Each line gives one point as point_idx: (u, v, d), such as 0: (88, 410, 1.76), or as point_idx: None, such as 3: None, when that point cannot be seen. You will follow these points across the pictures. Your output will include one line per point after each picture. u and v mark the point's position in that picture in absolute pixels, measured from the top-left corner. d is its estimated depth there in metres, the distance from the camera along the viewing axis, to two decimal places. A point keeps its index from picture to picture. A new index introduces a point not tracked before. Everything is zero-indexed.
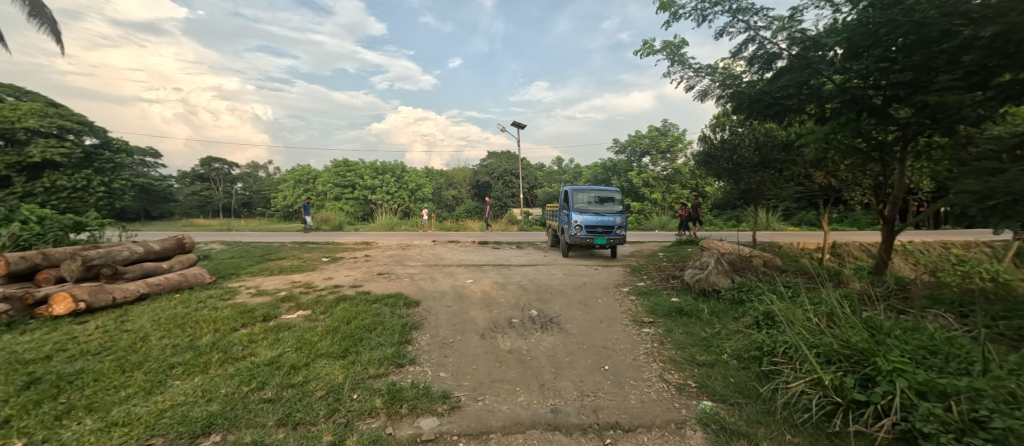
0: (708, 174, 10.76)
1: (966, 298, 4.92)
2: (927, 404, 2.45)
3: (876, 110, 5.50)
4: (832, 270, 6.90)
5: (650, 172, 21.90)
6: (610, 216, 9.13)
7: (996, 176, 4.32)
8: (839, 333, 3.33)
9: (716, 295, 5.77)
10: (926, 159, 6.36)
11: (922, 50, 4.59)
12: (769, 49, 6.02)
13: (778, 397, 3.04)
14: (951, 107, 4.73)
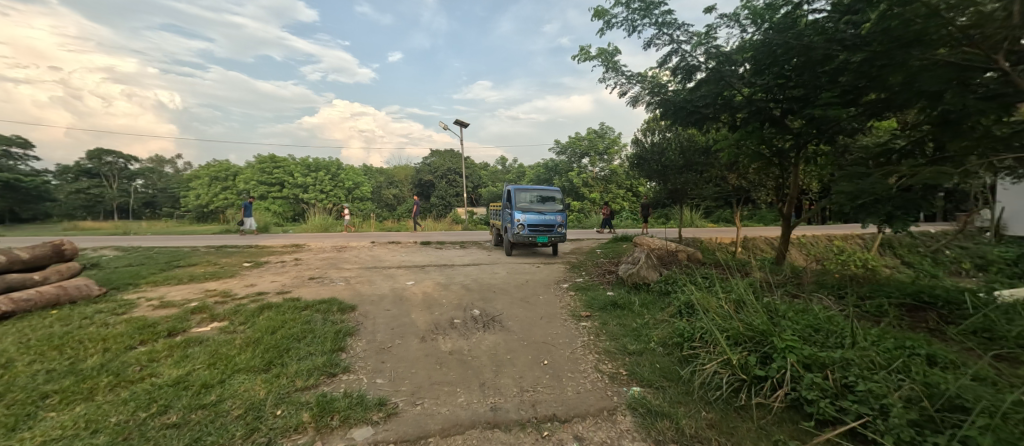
0: (640, 175, 11.49)
1: (844, 283, 5.79)
2: (811, 374, 2.86)
3: (776, 120, 6.24)
4: (743, 262, 7.72)
5: (589, 173, 22.82)
6: (551, 215, 9.42)
7: (863, 179, 5.12)
8: (745, 318, 3.77)
9: (647, 287, 6.21)
10: (815, 164, 7.35)
11: (810, 71, 5.31)
12: (689, 61, 6.59)
13: (695, 378, 3.37)
14: (831, 120, 5.53)
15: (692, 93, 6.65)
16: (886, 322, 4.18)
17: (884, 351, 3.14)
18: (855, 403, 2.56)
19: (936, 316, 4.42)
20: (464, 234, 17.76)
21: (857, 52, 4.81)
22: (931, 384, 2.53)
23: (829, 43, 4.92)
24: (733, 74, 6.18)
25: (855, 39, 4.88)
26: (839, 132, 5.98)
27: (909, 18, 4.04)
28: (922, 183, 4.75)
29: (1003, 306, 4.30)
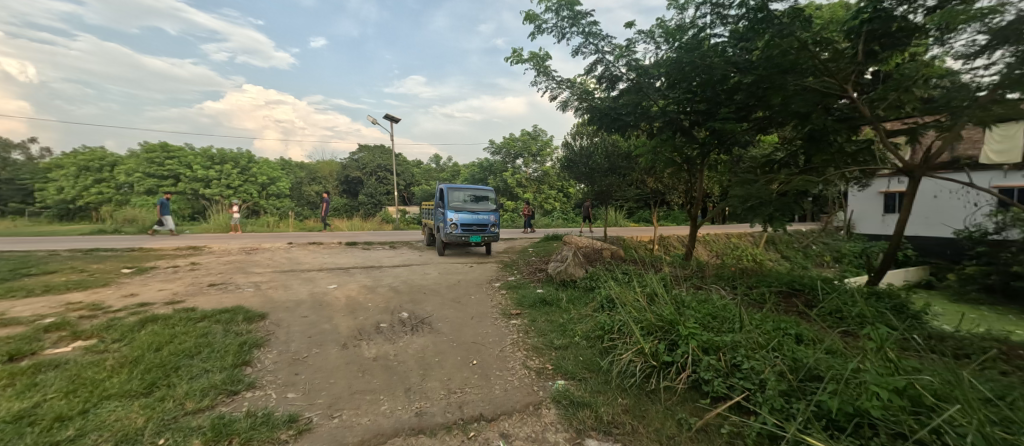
0: (569, 177, 11.99)
1: (737, 275, 6.60)
2: (708, 357, 3.22)
3: (685, 130, 6.84)
4: (658, 258, 8.42)
5: (523, 174, 23.26)
6: (485, 214, 9.45)
7: (752, 185, 5.88)
8: (657, 310, 4.12)
9: (574, 284, 6.51)
10: (716, 170, 8.24)
11: (711, 88, 5.96)
12: (612, 71, 7.00)
13: (613, 368, 3.61)
14: (728, 132, 6.26)
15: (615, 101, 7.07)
16: (768, 308, 4.84)
17: (765, 333, 3.62)
18: (740, 380, 2.93)
19: (806, 302, 5.21)
20: (394, 233, 17.12)
21: (748, 74, 5.50)
22: (798, 358, 2.97)
23: (726, 65, 5.56)
24: (650, 86, 6.69)
25: (747, 63, 5.57)
26: (735, 143, 6.78)
27: (786, 49, 4.73)
28: (796, 190, 5.57)
29: (853, 292, 5.20)
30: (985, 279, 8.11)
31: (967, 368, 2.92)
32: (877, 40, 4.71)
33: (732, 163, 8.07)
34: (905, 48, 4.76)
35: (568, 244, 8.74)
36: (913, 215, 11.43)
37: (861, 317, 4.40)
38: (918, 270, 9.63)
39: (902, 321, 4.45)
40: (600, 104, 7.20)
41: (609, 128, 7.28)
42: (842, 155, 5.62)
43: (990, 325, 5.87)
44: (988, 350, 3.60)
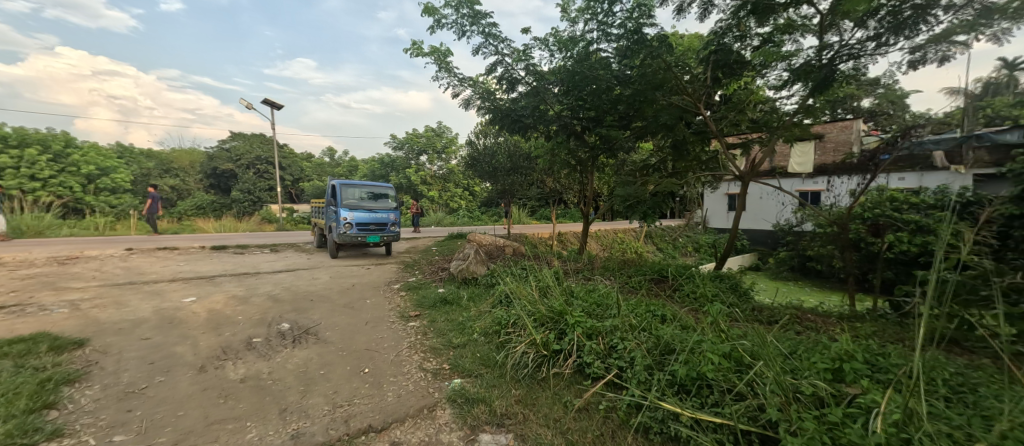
0: (473, 175, 11.95)
1: (620, 265, 7.31)
2: (589, 341, 3.42)
3: (578, 135, 7.32)
4: (553, 252, 8.91)
5: (427, 171, 22.48)
6: (384, 213, 8.87)
7: (631, 186, 6.56)
8: (548, 301, 4.27)
9: (475, 282, 6.45)
10: (605, 172, 8.99)
11: (598, 98, 6.49)
12: (512, 74, 7.12)
13: (507, 361, 3.64)
14: (613, 139, 6.91)
15: (514, 103, 7.26)
16: (644, 294, 5.46)
17: (639, 315, 4.01)
18: (615, 359, 3.19)
19: (672, 286, 5.98)
20: (277, 235, 15.16)
21: (627, 87, 6.11)
22: (665, 334, 3.28)
23: (611, 78, 6.11)
24: (545, 91, 7.00)
25: (626, 77, 6.21)
26: (618, 148, 7.47)
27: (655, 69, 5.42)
28: (664, 190, 6.37)
29: (705, 277, 6.14)
30: (794, 262, 10.30)
31: (780, 333, 3.69)
32: (721, 68, 5.63)
33: (616, 166, 8.91)
34: (740, 76, 5.80)
35: (470, 241, 8.73)
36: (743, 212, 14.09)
37: (711, 299, 5.25)
38: (751, 256, 11.83)
39: (738, 298, 5.42)
40: (501, 105, 7.32)
41: (509, 129, 7.54)
42: (698, 162, 6.62)
43: (795, 297, 7.48)
44: (793, 317, 4.57)
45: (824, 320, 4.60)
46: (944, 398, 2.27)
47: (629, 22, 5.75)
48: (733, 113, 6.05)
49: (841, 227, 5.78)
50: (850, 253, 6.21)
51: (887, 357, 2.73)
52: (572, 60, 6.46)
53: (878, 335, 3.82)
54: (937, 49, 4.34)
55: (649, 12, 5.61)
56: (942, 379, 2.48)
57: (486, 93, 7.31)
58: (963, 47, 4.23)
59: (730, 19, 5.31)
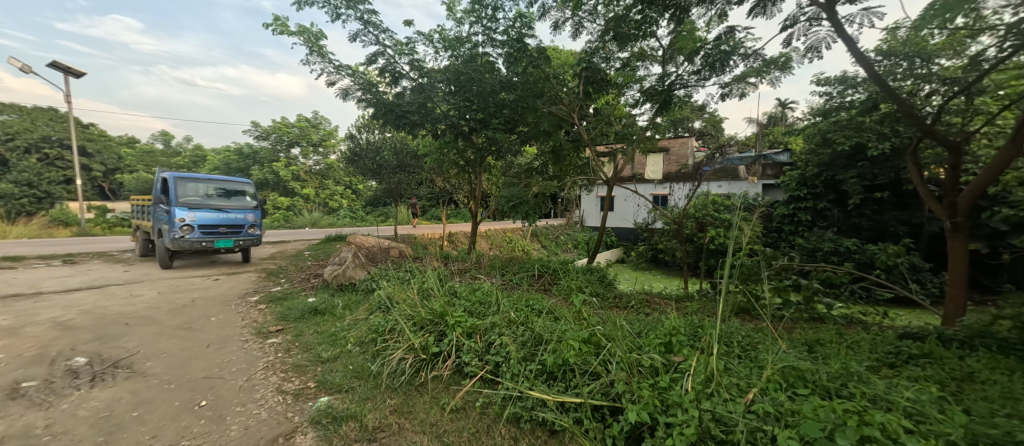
0: (354, 172, 10.96)
1: (505, 262, 7.49)
2: (468, 341, 3.28)
3: (466, 135, 6.88)
4: (439, 253, 8.65)
5: (299, 166, 17.94)
6: (239, 212, 7.49)
7: (514, 187, 6.74)
8: (430, 304, 4.00)
9: (353, 287, 5.84)
10: (493, 172, 9.10)
11: (484, 100, 6.32)
12: (395, 66, 6.47)
13: (382, 370, 3.34)
14: (499, 141, 6.96)
15: (400, 99, 6.65)
16: (529, 290, 5.66)
17: (518, 305, 3.97)
18: (493, 354, 3.13)
19: (551, 280, 6.27)
20: (83, 241, 11.78)
21: (510, 92, 6.26)
22: (539, 324, 3.36)
23: (496, 83, 6.15)
24: (432, 88, 6.54)
25: (510, 82, 6.34)
26: (505, 152, 7.67)
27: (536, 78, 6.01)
28: (543, 192, 6.70)
29: (579, 271, 6.64)
30: (649, 255, 11.98)
31: (637, 316, 4.23)
32: (591, 84, 6.33)
33: (503, 168, 9.09)
34: (606, 92, 6.52)
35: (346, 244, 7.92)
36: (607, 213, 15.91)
37: (585, 291, 5.71)
38: (618, 250, 13.22)
39: (603, 287, 6.02)
40: (384, 99, 6.65)
41: (394, 125, 6.87)
42: (573, 168, 7.16)
43: (650, 285, 8.61)
44: (647, 302, 5.29)
45: (667, 302, 5.44)
46: (742, 359, 2.87)
47: (512, 30, 5.88)
48: (600, 124, 6.74)
49: (674, 223, 7.12)
50: (681, 244, 7.59)
51: (724, 338, 3.23)
52: (458, 60, 6.24)
53: (702, 311, 4.71)
54: (739, 86, 5.53)
55: (530, 24, 5.88)
56: (739, 345, 3.15)
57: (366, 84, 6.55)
58: (755, 87, 5.49)
59: (596, 42, 5.90)
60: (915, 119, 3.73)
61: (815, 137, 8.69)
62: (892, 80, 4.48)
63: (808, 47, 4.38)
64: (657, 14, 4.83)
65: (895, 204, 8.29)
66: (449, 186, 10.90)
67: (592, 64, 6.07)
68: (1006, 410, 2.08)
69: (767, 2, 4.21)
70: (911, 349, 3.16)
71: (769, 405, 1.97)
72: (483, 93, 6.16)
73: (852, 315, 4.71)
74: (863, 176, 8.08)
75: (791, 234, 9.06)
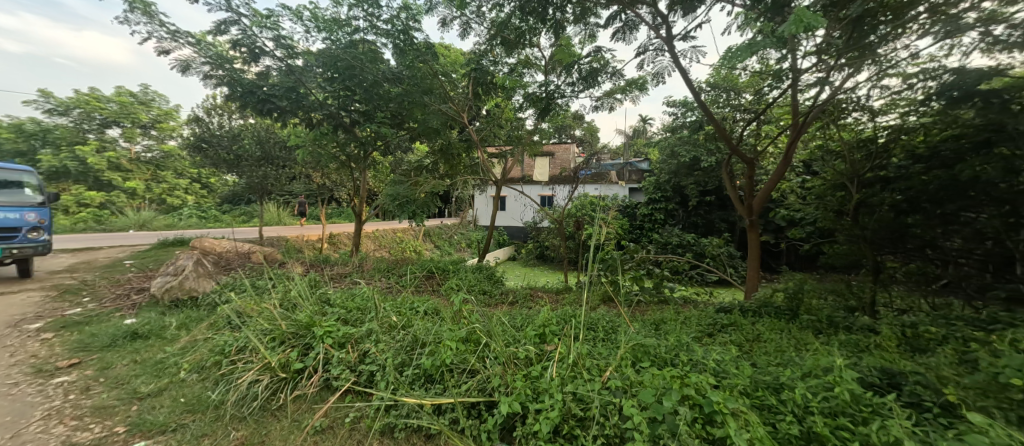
0: (200, 163, 9.04)
1: (391, 262, 6.99)
2: (337, 352, 2.92)
3: (347, 127, 6.23)
4: (315, 257, 7.71)
5: (118, 152, 13.26)
6: (12, 211, 5.60)
7: (401, 185, 6.29)
8: (294, 314, 3.45)
9: (194, 303, 4.79)
10: (378, 168, 8.47)
11: (366, 91, 5.82)
12: (254, 41, 5.54)
13: (227, 398, 2.76)
14: (387, 135, 6.45)
15: (262, 80, 5.73)
16: (419, 291, 5.40)
17: (402, 306, 3.74)
18: (367, 364, 2.85)
19: (440, 281, 6.07)
20: None
21: (394, 85, 5.94)
22: (416, 326, 3.16)
23: (378, 73, 5.68)
24: (306, 72, 5.86)
25: (395, 74, 5.94)
26: (393, 148, 7.21)
27: (422, 74, 5.75)
28: (432, 191, 6.36)
29: (469, 270, 6.56)
30: (539, 251, 12.12)
31: (521, 311, 4.40)
32: (479, 85, 6.29)
33: (391, 164, 8.55)
34: (493, 95, 6.68)
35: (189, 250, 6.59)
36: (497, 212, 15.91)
37: (474, 289, 5.65)
38: (510, 248, 13.43)
39: (491, 285, 6.05)
40: (241, 78, 5.63)
41: (255, 111, 5.90)
42: (464, 168, 7.06)
43: (540, 280, 8.80)
44: (531, 297, 5.51)
45: (549, 296, 5.78)
46: (608, 342, 3.17)
47: (397, 21, 5.65)
48: (490, 126, 6.83)
49: (555, 223, 7.31)
50: (563, 242, 8.05)
51: (599, 331, 3.51)
52: (335, 45, 5.66)
53: (576, 302, 5.10)
54: (609, 101, 6.20)
55: (416, 17, 5.69)
56: (604, 332, 3.48)
57: (216, 59, 5.48)
58: (621, 103, 6.21)
59: (484, 45, 5.97)
60: (727, 138, 4.68)
61: (667, 149, 10.26)
62: (716, 107, 5.52)
63: (656, 73, 5.14)
64: (538, 24, 5.04)
65: (719, 206, 10.26)
66: (328, 183, 9.79)
67: (481, 65, 5.94)
68: (778, 360, 2.73)
69: (627, 28, 4.79)
70: (726, 321, 3.92)
71: (619, 380, 2.25)
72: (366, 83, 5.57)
73: (690, 296, 5.65)
74: (699, 182, 9.80)
75: (649, 230, 10.47)
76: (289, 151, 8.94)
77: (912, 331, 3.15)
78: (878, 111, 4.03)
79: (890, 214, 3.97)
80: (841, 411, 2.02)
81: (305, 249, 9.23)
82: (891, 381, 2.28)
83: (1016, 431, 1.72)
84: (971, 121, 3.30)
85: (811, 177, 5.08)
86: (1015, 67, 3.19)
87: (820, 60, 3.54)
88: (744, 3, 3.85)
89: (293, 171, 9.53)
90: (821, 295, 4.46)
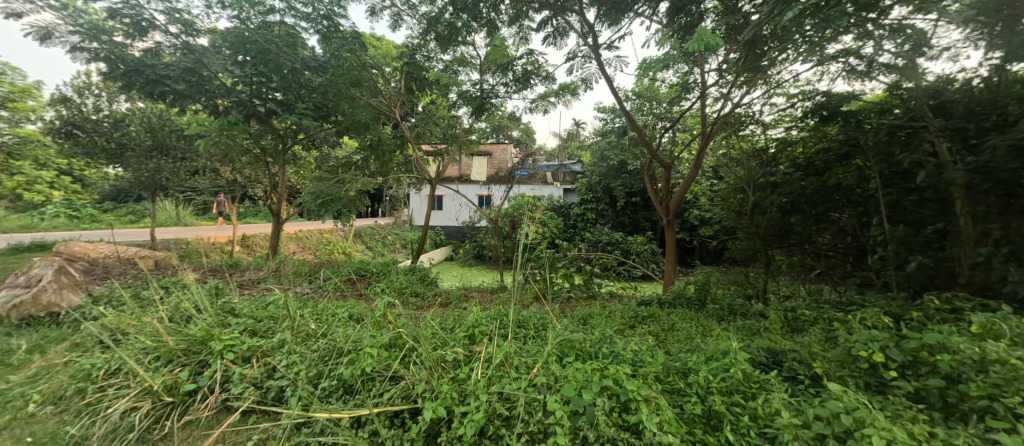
0: (70, 151, 7.61)
1: (311, 265, 6.44)
2: (239, 368, 2.60)
3: (261, 118, 5.66)
4: (222, 261, 6.89)
5: None
6: None
7: (324, 181, 5.82)
8: (187, 328, 3.02)
9: (54, 321, 4.00)
10: (298, 164, 7.78)
11: (282, 77, 5.22)
12: (141, 13, 4.81)
13: (92, 433, 2.30)
14: (309, 129, 5.91)
15: (152, 59, 4.98)
16: (344, 296, 5.04)
17: (321, 313, 3.48)
18: (277, 379, 2.59)
19: (369, 284, 5.74)
20: None
21: (317, 74, 5.40)
22: (335, 334, 2.93)
23: (297, 60, 5.15)
24: (209, 53, 5.20)
25: (319, 62, 5.42)
26: (318, 143, 6.70)
27: (349, 64, 5.34)
28: (359, 189, 5.92)
29: (401, 272, 6.29)
30: (476, 251, 11.88)
31: (453, 312, 4.29)
32: (413, 81, 6.08)
33: (316, 160, 7.93)
34: (427, 92, 6.50)
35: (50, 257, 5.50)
36: (432, 212, 15.45)
37: (406, 292, 5.41)
38: (447, 249, 13.12)
39: (424, 286, 5.82)
40: (124, 54, 4.84)
41: (142, 93, 5.11)
42: (395, 166, 6.75)
43: (477, 280, 8.67)
44: (465, 298, 5.43)
45: (482, 296, 5.73)
46: (537, 340, 3.21)
47: (319, 5, 5.16)
48: (424, 122, 6.63)
49: (491, 222, 7.17)
50: (496, 241, 7.83)
51: (529, 329, 3.54)
52: (245, 24, 5.06)
53: (510, 301, 5.10)
54: (543, 104, 6.34)
55: (341, 3, 5.26)
56: (534, 330, 3.52)
57: (88, 28, 4.64)
58: (554, 106, 6.38)
59: (417, 39, 5.72)
60: (647, 144, 5.01)
61: (598, 154, 10.88)
62: (639, 115, 5.89)
63: (585, 79, 5.36)
64: (471, 21, 4.97)
65: (642, 206, 10.99)
66: (240, 178, 8.81)
67: (414, 60, 5.78)
68: (688, 347, 2.98)
69: (558, 34, 4.93)
70: (645, 314, 4.19)
71: (544, 376, 2.30)
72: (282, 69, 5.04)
73: (617, 291, 5.94)
74: (626, 185, 10.44)
75: (582, 229, 10.86)
76: (189, 141, 7.87)
77: (793, 315, 3.62)
78: (769, 124, 4.59)
79: (778, 214, 4.55)
80: (736, 389, 2.26)
81: (210, 253, 8.20)
82: (775, 360, 2.60)
83: (862, 396, 2.06)
84: (836, 136, 3.90)
85: (718, 180, 5.61)
86: (867, 94, 3.82)
87: (723, 77, 3.93)
88: (661, 20, 4.17)
89: (197, 164, 8.43)
90: (724, 286, 4.95)
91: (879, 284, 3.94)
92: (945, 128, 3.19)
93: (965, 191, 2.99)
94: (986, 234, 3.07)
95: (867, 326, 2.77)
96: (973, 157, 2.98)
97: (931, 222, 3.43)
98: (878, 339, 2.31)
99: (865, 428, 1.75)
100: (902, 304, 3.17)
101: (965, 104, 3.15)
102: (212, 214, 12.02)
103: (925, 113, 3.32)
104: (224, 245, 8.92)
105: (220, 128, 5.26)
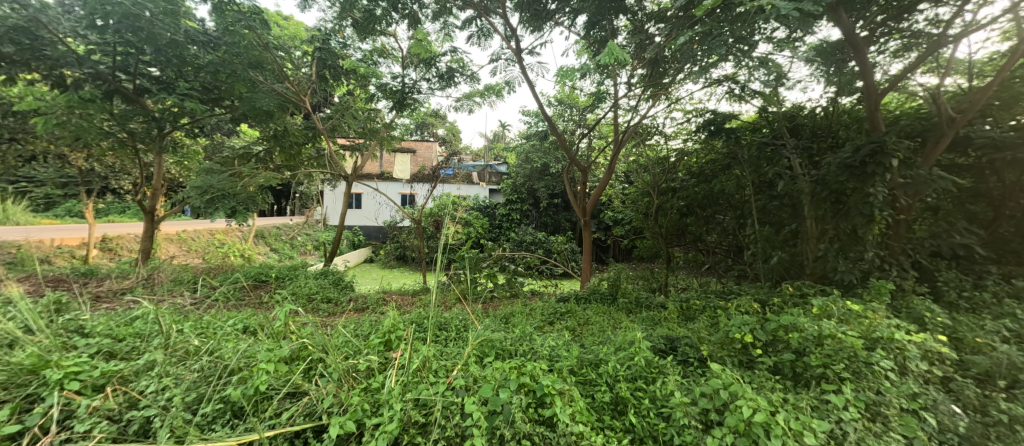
0: None
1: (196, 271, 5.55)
2: (85, 401, 2.13)
3: (128, 96, 4.77)
4: (71, 268, 5.64)
5: None
6: None
7: (214, 175, 5.07)
8: (11, 355, 2.40)
9: None
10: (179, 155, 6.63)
11: (157, 49, 4.39)
12: None
13: None
14: (193, 114, 5.10)
15: None
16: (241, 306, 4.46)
17: (206, 327, 3.06)
18: (141, 408, 2.19)
19: (272, 291, 5.18)
20: None
21: (206, 50, 4.64)
22: (221, 354, 2.55)
23: (178, 31, 4.39)
24: (53, 10, 4.21)
25: (208, 38, 4.66)
26: (207, 130, 5.83)
27: (247, 42, 4.66)
28: (259, 184, 5.26)
29: (311, 276, 5.77)
30: (397, 252, 11.37)
31: (369, 318, 4.05)
32: (327, 68, 5.60)
33: (205, 149, 6.93)
34: (343, 81, 6.06)
35: None
36: (349, 211, 14.52)
37: (316, 298, 4.97)
38: (365, 250, 12.37)
39: (339, 291, 5.39)
40: None
41: None
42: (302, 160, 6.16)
43: (397, 283, 8.28)
44: (384, 301, 5.16)
45: (403, 299, 5.52)
46: (459, 341, 3.20)
47: None
48: (339, 114, 6.06)
49: (414, 222, 6.76)
50: (421, 242, 7.30)
51: (450, 332, 3.49)
52: None
53: (434, 301, 4.98)
54: (468, 103, 6.30)
55: None
56: (455, 332, 3.48)
57: None
58: (478, 106, 6.35)
59: (331, 22, 5.19)
60: (566, 147, 5.23)
61: (523, 155, 11.21)
62: (559, 120, 6.14)
63: (509, 81, 5.42)
64: (393, 12, 4.71)
65: (563, 208, 11.51)
66: (100, 169, 7.34)
67: (327, 45, 5.25)
68: (600, 339, 3.19)
69: (481, 34, 4.94)
70: (563, 310, 4.40)
71: (464, 378, 2.29)
72: (156, 40, 4.26)
73: (537, 288, 6.07)
74: (549, 186, 10.92)
75: (507, 229, 11.03)
76: (24, 119, 6.34)
77: (686, 305, 4.07)
78: (670, 135, 5.09)
79: (675, 216, 5.08)
80: (638, 375, 2.50)
81: (52, 260, 6.78)
82: (671, 346, 2.92)
83: (737, 372, 2.40)
84: (720, 150, 4.53)
85: (628, 184, 6.03)
86: (743, 114, 4.45)
87: (633, 88, 4.28)
88: (579, 31, 4.40)
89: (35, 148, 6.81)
90: (633, 281, 5.38)
91: (752, 275, 4.63)
92: (797, 147, 3.86)
93: (810, 197, 3.64)
94: (824, 234, 3.78)
95: (742, 311, 3.24)
96: (815, 171, 3.63)
97: (787, 223, 4.13)
98: (749, 323, 2.72)
99: (738, 400, 2.04)
100: (768, 292, 3.74)
101: (810, 128, 3.91)
102: (59, 211, 9.86)
103: (783, 133, 3.99)
104: (76, 248, 7.37)
105: (67, 104, 4.31)
